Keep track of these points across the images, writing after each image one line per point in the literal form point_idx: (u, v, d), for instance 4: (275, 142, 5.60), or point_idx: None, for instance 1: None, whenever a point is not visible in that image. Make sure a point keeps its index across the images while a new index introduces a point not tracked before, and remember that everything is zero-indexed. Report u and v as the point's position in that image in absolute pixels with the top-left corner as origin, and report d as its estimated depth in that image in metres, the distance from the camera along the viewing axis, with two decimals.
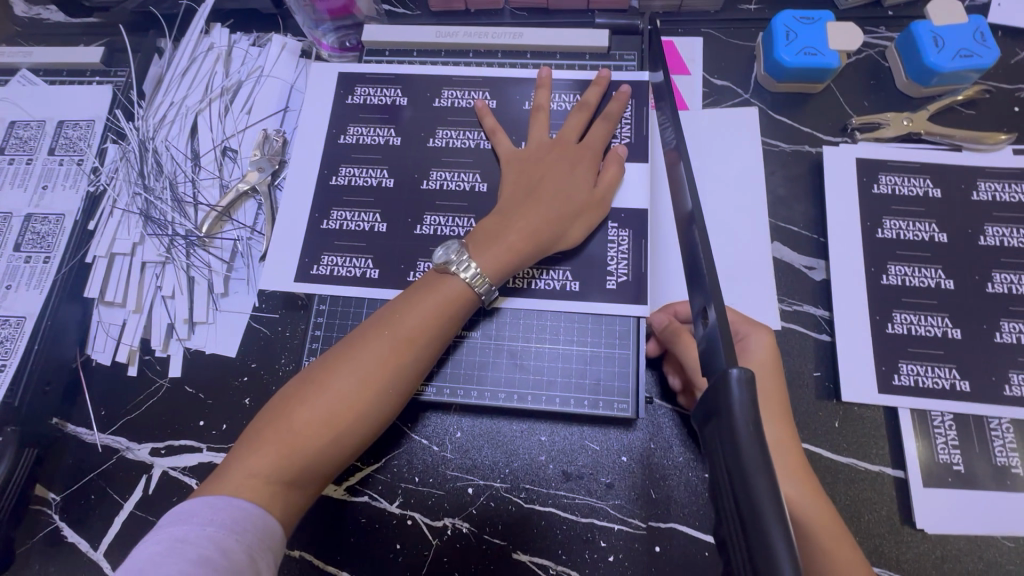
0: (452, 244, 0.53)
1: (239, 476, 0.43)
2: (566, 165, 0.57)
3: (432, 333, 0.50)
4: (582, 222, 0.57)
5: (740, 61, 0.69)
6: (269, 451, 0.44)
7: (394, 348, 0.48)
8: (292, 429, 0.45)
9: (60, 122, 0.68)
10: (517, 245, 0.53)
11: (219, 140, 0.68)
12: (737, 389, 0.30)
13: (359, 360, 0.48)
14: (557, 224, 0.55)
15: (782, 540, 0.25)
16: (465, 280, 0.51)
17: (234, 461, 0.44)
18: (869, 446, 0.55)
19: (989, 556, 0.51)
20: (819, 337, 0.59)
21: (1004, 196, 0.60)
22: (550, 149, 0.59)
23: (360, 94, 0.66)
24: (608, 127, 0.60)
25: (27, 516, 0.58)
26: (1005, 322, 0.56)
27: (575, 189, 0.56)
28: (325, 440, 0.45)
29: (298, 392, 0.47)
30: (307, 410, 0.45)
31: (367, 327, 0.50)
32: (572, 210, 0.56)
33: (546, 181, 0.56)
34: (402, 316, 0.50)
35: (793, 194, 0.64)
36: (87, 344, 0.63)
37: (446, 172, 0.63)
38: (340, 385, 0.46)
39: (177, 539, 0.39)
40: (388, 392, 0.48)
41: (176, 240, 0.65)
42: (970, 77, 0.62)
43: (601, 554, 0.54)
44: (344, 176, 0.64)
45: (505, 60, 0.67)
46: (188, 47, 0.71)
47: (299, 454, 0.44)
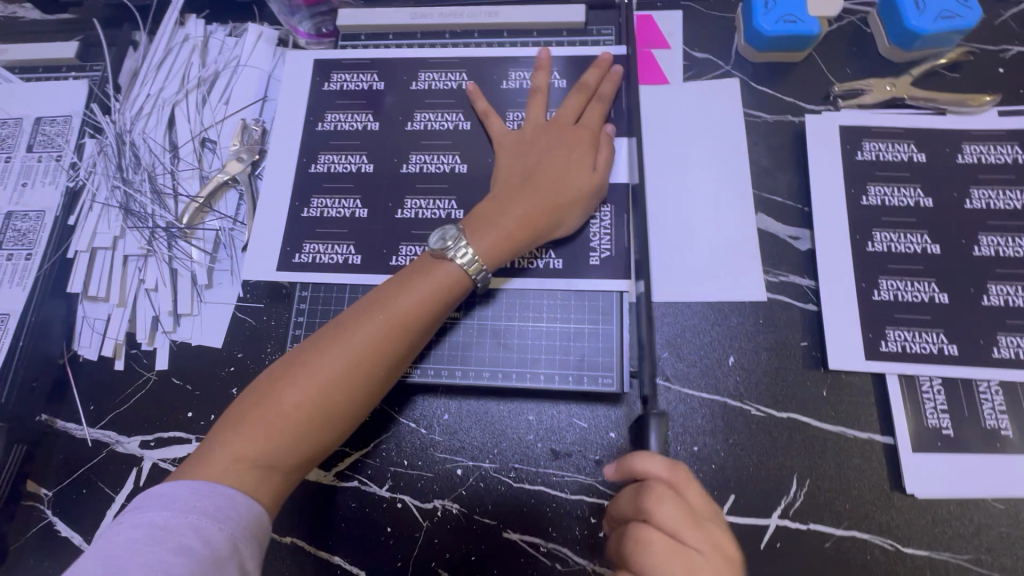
0: (449, 229, 0.52)
1: (225, 460, 0.43)
2: (563, 150, 0.57)
3: (425, 317, 0.50)
4: (579, 208, 0.56)
5: (721, 32, 0.68)
6: (256, 435, 0.44)
7: (386, 332, 0.48)
8: (281, 412, 0.45)
9: (37, 119, 0.68)
10: (516, 232, 0.53)
11: (198, 131, 0.68)
12: None
13: (352, 342, 0.47)
14: (555, 212, 0.55)
15: None
16: (461, 266, 0.51)
17: (220, 444, 0.44)
18: (858, 414, 0.55)
19: (980, 518, 0.51)
20: (805, 306, 0.58)
21: (989, 158, 0.59)
22: (547, 133, 0.58)
23: (338, 81, 0.66)
24: (603, 109, 0.59)
25: (19, 511, 0.58)
26: (992, 285, 0.56)
27: (574, 174, 0.56)
28: (314, 423, 0.46)
29: (285, 374, 0.46)
30: (296, 392, 0.45)
31: (359, 309, 0.50)
32: (571, 197, 0.55)
33: (542, 165, 0.56)
34: (395, 298, 0.50)
35: (777, 164, 0.63)
36: (73, 340, 0.63)
37: (427, 155, 0.62)
38: (331, 369, 0.46)
39: (157, 527, 0.39)
40: (378, 377, 0.48)
41: (158, 232, 0.64)
42: (953, 40, 0.61)
43: (591, 531, 0.54)
44: (323, 165, 0.63)
45: (482, 40, 0.67)
46: (163, 38, 0.71)
47: (287, 436, 0.44)
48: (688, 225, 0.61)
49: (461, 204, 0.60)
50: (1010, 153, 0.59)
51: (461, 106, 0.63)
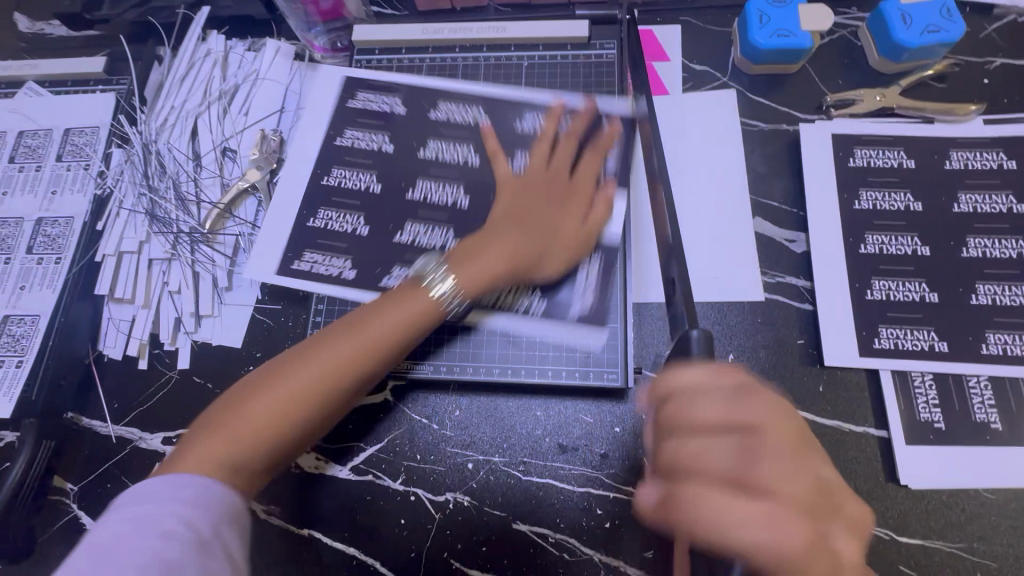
0: (432, 261, 0.55)
1: (187, 460, 0.44)
2: (556, 202, 0.59)
3: (399, 340, 0.51)
4: (560, 255, 0.58)
5: (718, 45, 0.71)
6: (217, 439, 0.45)
7: (355, 352, 0.49)
8: (250, 421, 0.46)
9: (66, 130, 0.71)
10: (492, 270, 0.55)
11: (219, 141, 0.71)
12: None
13: (325, 359, 0.49)
14: (530, 255, 0.56)
15: None
16: (433, 297, 0.53)
17: (187, 448, 0.46)
18: (853, 409, 0.57)
19: (971, 507, 0.53)
20: (802, 306, 0.61)
21: (975, 164, 0.62)
22: (540, 175, 0.60)
23: (362, 100, 0.69)
24: (596, 160, 0.61)
25: (47, 505, 0.60)
26: (980, 285, 0.58)
27: (563, 225, 0.58)
28: (281, 432, 0.47)
29: (253, 385, 0.48)
30: (266, 403, 0.47)
31: (335, 327, 0.51)
32: (553, 244, 0.57)
33: (534, 210, 0.58)
34: (370, 321, 0.51)
35: (773, 171, 0.66)
36: (99, 340, 0.66)
37: (435, 183, 0.65)
38: (294, 385, 0.48)
39: (142, 518, 0.40)
40: (346, 394, 0.50)
41: (181, 237, 0.67)
42: (939, 52, 0.64)
43: (597, 522, 0.56)
44: (336, 178, 0.66)
45: (491, 54, 0.70)
46: (186, 54, 0.74)
47: (253, 445, 0.46)
48: (689, 228, 0.63)
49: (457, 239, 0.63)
50: (995, 160, 0.62)
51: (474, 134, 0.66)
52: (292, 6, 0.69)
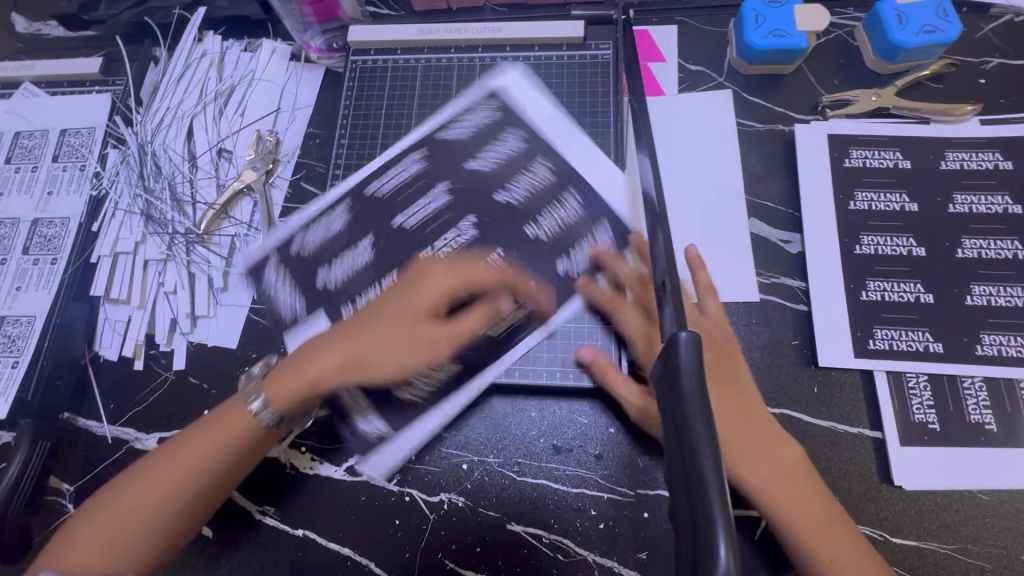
0: (255, 372, 0.58)
1: (77, 547, 0.52)
2: (413, 306, 0.56)
3: (201, 464, 0.54)
4: (404, 356, 0.56)
5: (714, 45, 0.71)
6: (95, 520, 0.53)
7: (205, 441, 0.54)
8: (108, 522, 0.52)
9: (62, 131, 0.71)
10: (302, 389, 0.55)
11: (215, 142, 0.71)
12: (683, 348, 0.33)
13: (162, 468, 0.53)
14: (378, 362, 0.56)
15: (714, 478, 0.29)
16: (252, 412, 0.55)
17: (85, 527, 0.53)
18: (847, 410, 0.57)
19: (965, 509, 0.53)
20: (797, 307, 0.61)
21: (971, 165, 0.62)
22: (394, 299, 0.57)
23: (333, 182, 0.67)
24: (477, 267, 0.58)
25: (43, 505, 0.61)
26: (975, 286, 0.58)
27: (429, 318, 0.56)
28: (101, 550, 0.51)
29: (126, 480, 0.54)
30: (133, 495, 0.53)
31: (208, 420, 0.56)
32: (395, 337, 0.56)
33: (387, 312, 0.57)
34: (231, 417, 0.55)
35: (768, 171, 0.66)
36: (94, 341, 0.66)
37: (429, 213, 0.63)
38: (153, 472, 0.53)
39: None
40: (168, 511, 0.53)
41: (177, 238, 0.67)
42: (935, 52, 0.64)
43: (592, 522, 0.56)
44: (296, 220, 0.65)
45: (486, 54, 0.70)
46: (183, 55, 0.74)
47: (112, 544, 0.52)
48: (685, 229, 0.63)
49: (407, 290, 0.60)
50: (991, 160, 0.62)
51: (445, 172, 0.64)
52: (287, 6, 0.69)
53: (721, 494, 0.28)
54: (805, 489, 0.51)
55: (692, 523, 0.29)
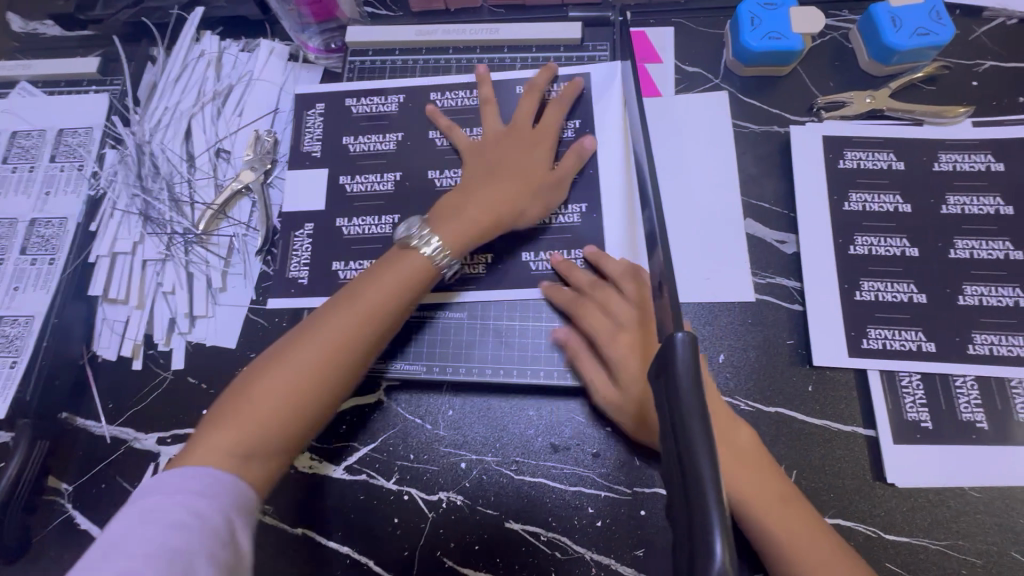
0: (415, 223, 0.57)
1: (207, 448, 0.45)
2: (522, 149, 0.61)
3: (360, 334, 0.51)
4: (542, 201, 0.61)
5: (710, 47, 0.72)
6: (231, 422, 0.46)
7: (352, 324, 0.51)
8: (256, 406, 0.47)
9: (59, 131, 0.71)
10: (476, 222, 0.57)
11: (213, 142, 0.71)
12: (681, 348, 0.34)
13: (309, 345, 0.49)
14: (520, 202, 0.59)
15: (709, 474, 0.29)
16: (426, 255, 0.55)
17: (230, 413, 0.47)
18: (841, 408, 0.58)
19: (957, 506, 0.54)
20: (792, 307, 0.61)
21: (964, 166, 0.63)
22: (504, 141, 0.62)
23: (364, 103, 0.69)
24: (560, 112, 0.64)
25: (41, 505, 0.61)
26: (967, 286, 0.59)
27: (533, 171, 0.60)
28: (275, 423, 0.47)
29: (261, 368, 0.49)
30: (277, 378, 0.48)
31: (332, 303, 0.53)
32: (531, 188, 0.60)
33: (503, 162, 0.60)
34: (362, 293, 0.52)
35: (764, 172, 0.66)
36: (93, 341, 0.66)
37: (439, 170, 0.66)
38: (294, 365, 0.49)
39: (147, 509, 0.41)
40: (333, 382, 0.50)
41: (175, 238, 0.68)
42: (928, 55, 0.65)
43: (589, 520, 0.57)
44: (314, 143, 0.69)
45: (483, 55, 0.70)
46: (180, 54, 0.74)
47: (266, 423, 0.47)
48: (681, 229, 0.64)
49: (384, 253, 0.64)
50: (983, 162, 0.63)
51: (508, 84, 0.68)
52: (285, 7, 0.69)
53: (716, 486, 0.29)
54: (765, 471, 0.52)
55: (687, 513, 0.29)
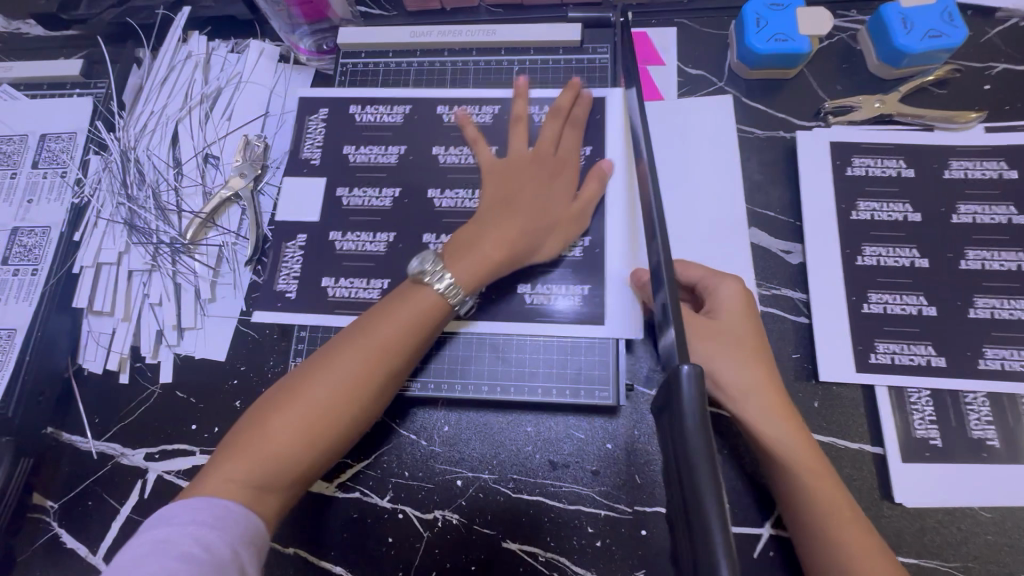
0: (428, 255, 0.52)
1: (217, 481, 0.44)
2: (543, 178, 0.57)
3: (378, 369, 0.49)
4: (559, 236, 0.57)
5: (714, 49, 0.69)
6: (244, 456, 0.45)
7: (369, 360, 0.48)
8: (266, 440, 0.45)
9: (42, 136, 0.69)
10: (491, 256, 0.53)
11: (201, 147, 0.69)
12: (686, 383, 0.32)
13: (326, 378, 0.47)
14: (537, 235, 0.55)
15: (717, 522, 0.28)
16: (439, 291, 0.51)
17: (240, 446, 0.45)
18: (849, 425, 0.56)
19: (966, 526, 0.52)
20: (797, 319, 0.59)
21: (975, 173, 0.61)
22: (525, 164, 0.58)
23: (369, 112, 0.66)
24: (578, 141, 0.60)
25: (26, 523, 0.59)
26: (978, 298, 0.57)
27: (553, 204, 0.57)
28: (284, 461, 0.45)
29: (274, 399, 0.47)
30: (288, 413, 0.46)
31: (349, 334, 0.50)
32: (548, 221, 0.56)
33: (523, 191, 0.56)
34: (381, 325, 0.50)
35: (769, 179, 0.64)
36: (79, 353, 0.64)
37: (441, 190, 0.63)
38: (309, 401, 0.46)
39: (159, 540, 0.40)
40: (347, 421, 0.48)
41: (162, 248, 0.65)
42: (940, 57, 0.63)
43: (588, 540, 0.55)
44: (314, 149, 0.65)
45: (480, 57, 0.68)
46: (166, 56, 0.72)
47: (275, 460, 0.45)
48: (684, 239, 0.61)
49: (377, 272, 0.61)
50: (995, 169, 0.61)
51: (535, 99, 0.64)
52: (275, 8, 0.67)
53: (723, 526, 0.28)
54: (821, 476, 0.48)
55: (691, 550, 0.28)
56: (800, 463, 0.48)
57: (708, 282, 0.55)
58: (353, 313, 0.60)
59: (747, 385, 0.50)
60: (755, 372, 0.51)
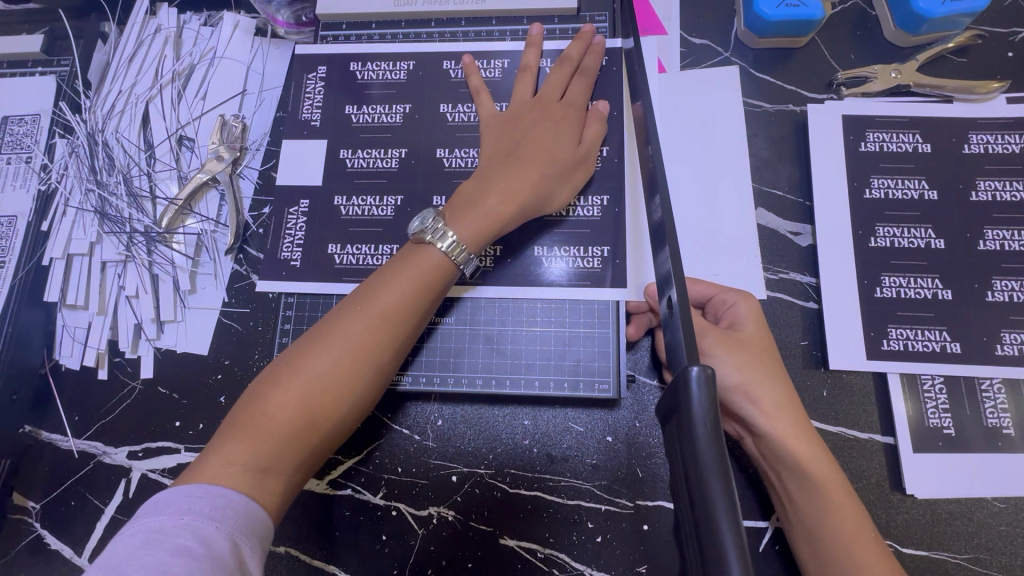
0: (429, 213, 0.51)
1: (217, 465, 0.41)
2: (549, 123, 0.55)
3: (382, 337, 0.46)
4: (568, 185, 0.55)
5: (720, 16, 0.65)
6: (245, 437, 0.42)
7: (373, 327, 0.46)
8: (266, 420, 0.42)
9: (4, 118, 0.65)
10: (500, 210, 0.51)
11: (174, 128, 0.65)
12: (695, 387, 0.31)
13: (326, 349, 0.45)
14: (547, 184, 0.53)
15: (732, 541, 0.26)
16: (443, 251, 0.49)
17: (237, 429, 0.42)
18: (858, 414, 0.54)
19: (979, 518, 0.51)
20: (806, 304, 0.57)
21: (997, 148, 0.58)
22: (531, 110, 0.56)
23: (371, 70, 0.63)
24: (588, 88, 0.58)
25: (7, 526, 0.57)
26: (997, 280, 0.54)
27: (559, 149, 0.54)
28: (287, 441, 0.42)
29: (271, 378, 0.44)
30: (286, 391, 0.43)
31: (344, 306, 0.48)
32: (558, 169, 0.54)
33: (528, 140, 0.54)
34: (380, 293, 0.47)
35: (777, 156, 0.61)
36: (54, 349, 0.61)
37: (450, 149, 0.60)
38: (310, 375, 0.44)
39: (154, 530, 0.37)
40: (351, 394, 0.45)
41: (136, 237, 0.62)
42: (962, 22, 0.58)
43: (588, 536, 0.53)
44: (313, 112, 0.62)
45: (470, 28, 0.63)
46: (134, 30, 0.67)
47: (276, 440, 0.42)
48: (688, 221, 0.58)
49: (384, 237, 0.59)
50: (1017, 143, 0.57)
51: (546, 50, 0.61)
52: None
53: (734, 527, 0.27)
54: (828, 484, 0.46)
55: (702, 559, 0.27)
56: (825, 484, 0.45)
57: (723, 298, 0.52)
58: (360, 281, 0.58)
59: (772, 400, 0.47)
60: (767, 365, 0.48)
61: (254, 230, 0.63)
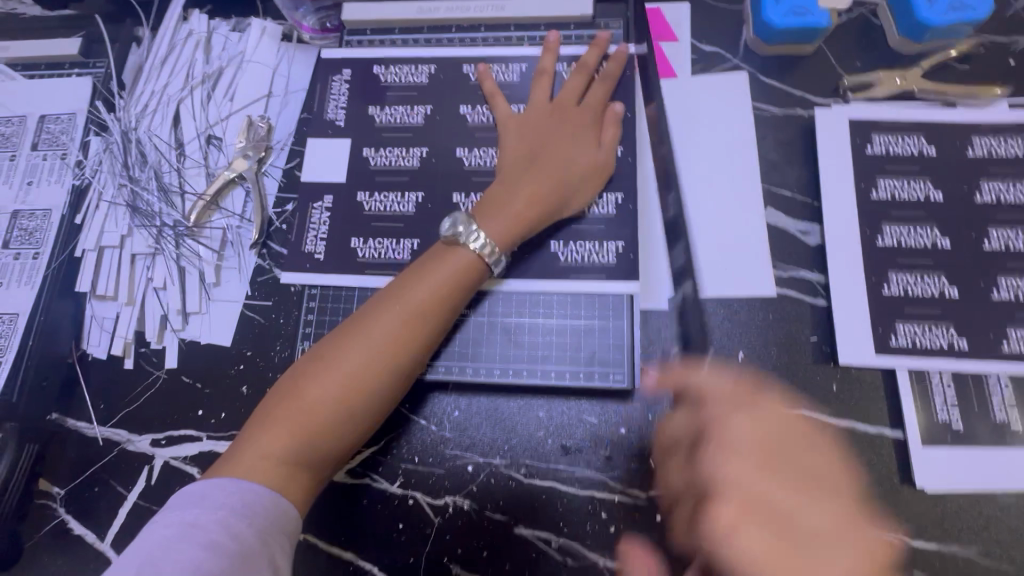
0: (459, 215, 0.52)
1: (253, 456, 0.42)
2: (566, 128, 0.58)
3: (414, 333, 0.48)
4: (585, 188, 0.57)
5: (730, 25, 0.67)
6: (280, 429, 0.43)
7: (403, 323, 0.48)
8: (301, 414, 0.44)
9: (41, 117, 0.68)
10: (524, 213, 0.53)
11: (204, 128, 0.67)
12: None
13: (359, 344, 0.46)
14: (565, 188, 0.56)
15: None
16: (475, 251, 0.51)
17: (271, 422, 0.44)
18: (868, 408, 0.55)
19: (989, 511, 0.51)
20: (814, 302, 0.58)
21: (1000, 151, 0.59)
22: (549, 116, 0.58)
23: (393, 73, 0.65)
24: (604, 93, 0.60)
25: (32, 510, 0.58)
26: (1002, 279, 0.56)
27: (577, 154, 0.57)
28: (321, 433, 0.44)
29: (303, 371, 0.46)
30: (320, 384, 0.45)
31: (375, 302, 0.49)
32: (576, 172, 0.56)
33: (546, 144, 0.57)
34: (410, 290, 0.49)
35: (786, 158, 0.62)
36: (82, 339, 0.63)
37: (469, 148, 0.62)
38: (344, 369, 0.45)
39: (186, 524, 0.38)
40: (383, 388, 0.47)
41: (165, 231, 0.64)
42: (964, 31, 0.61)
43: (602, 526, 0.54)
44: (338, 112, 0.65)
45: (489, 34, 0.66)
46: (166, 35, 0.70)
47: (312, 431, 0.44)
48: (699, 219, 0.60)
49: (405, 232, 0.61)
50: (1020, 147, 0.59)
51: (563, 56, 0.64)
52: None
53: None
54: None
55: None
56: None
57: None
58: (383, 274, 0.60)
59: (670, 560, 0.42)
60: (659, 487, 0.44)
61: (278, 226, 0.65)
